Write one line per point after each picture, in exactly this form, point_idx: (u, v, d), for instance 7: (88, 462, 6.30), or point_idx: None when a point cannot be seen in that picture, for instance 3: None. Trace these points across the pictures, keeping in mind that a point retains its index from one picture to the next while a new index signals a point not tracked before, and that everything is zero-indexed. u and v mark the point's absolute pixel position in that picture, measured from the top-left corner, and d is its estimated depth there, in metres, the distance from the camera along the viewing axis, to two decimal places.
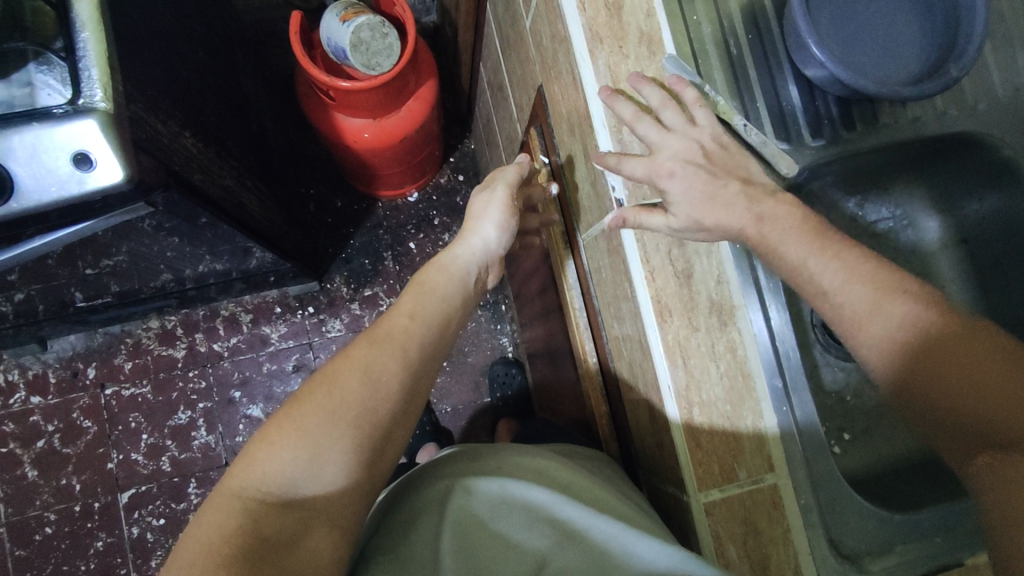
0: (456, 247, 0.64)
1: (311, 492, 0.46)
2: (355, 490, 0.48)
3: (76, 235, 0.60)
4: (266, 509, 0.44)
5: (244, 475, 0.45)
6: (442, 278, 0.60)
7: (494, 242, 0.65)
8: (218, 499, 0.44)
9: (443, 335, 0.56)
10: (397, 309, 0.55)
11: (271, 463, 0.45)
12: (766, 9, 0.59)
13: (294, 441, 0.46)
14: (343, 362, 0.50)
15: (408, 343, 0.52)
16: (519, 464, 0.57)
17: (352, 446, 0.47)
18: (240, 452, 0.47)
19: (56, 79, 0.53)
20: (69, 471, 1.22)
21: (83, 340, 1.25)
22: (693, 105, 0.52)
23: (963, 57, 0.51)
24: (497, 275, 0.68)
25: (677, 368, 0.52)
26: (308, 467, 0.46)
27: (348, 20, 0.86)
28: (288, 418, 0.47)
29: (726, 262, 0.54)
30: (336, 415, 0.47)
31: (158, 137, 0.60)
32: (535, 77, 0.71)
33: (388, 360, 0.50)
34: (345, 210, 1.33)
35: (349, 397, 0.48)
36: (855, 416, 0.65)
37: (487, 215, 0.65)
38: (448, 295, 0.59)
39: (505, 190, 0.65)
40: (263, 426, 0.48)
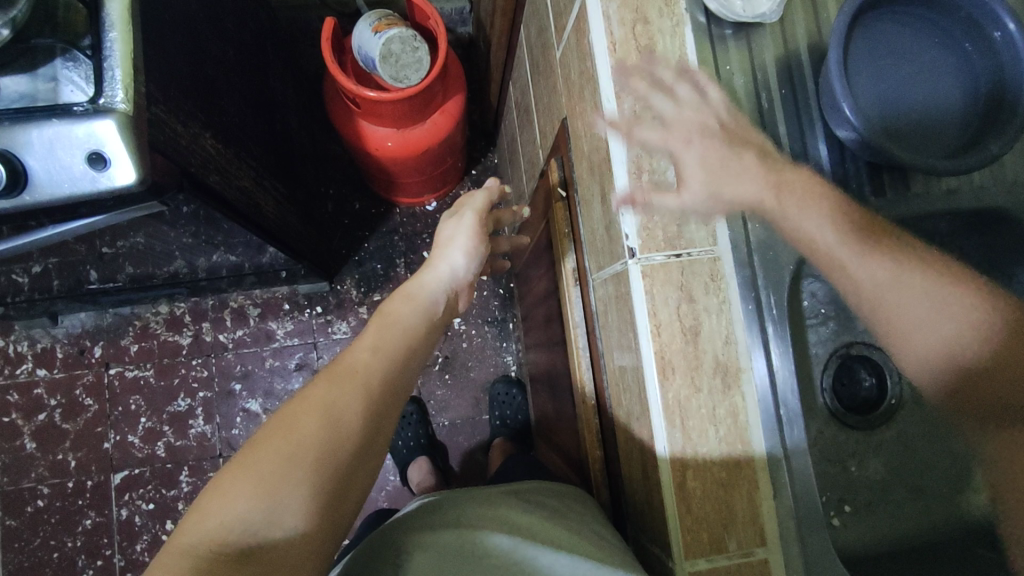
0: (424, 275, 0.64)
1: (269, 543, 0.43)
2: (318, 535, 0.45)
3: (88, 227, 0.60)
4: (219, 567, 0.41)
5: (195, 531, 0.43)
6: (406, 308, 0.59)
7: (462, 268, 0.66)
8: (166, 558, 0.42)
9: (408, 368, 0.54)
10: (358, 347, 0.53)
11: (224, 515, 0.43)
12: (803, 63, 0.57)
13: (249, 488, 0.43)
14: (300, 403, 0.48)
15: (372, 378, 0.51)
16: (482, 514, 0.57)
17: (312, 490, 0.45)
18: (192, 506, 0.44)
19: (81, 75, 0.53)
20: (66, 447, 1.23)
21: (93, 319, 1.26)
22: (704, 89, 0.50)
23: (1005, 133, 0.49)
24: (467, 301, 0.68)
25: (675, 428, 0.51)
26: (264, 515, 0.43)
27: (380, 32, 0.85)
28: (242, 466, 0.45)
29: (737, 323, 0.52)
30: (293, 457, 0.45)
31: (176, 139, 0.60)
32: (561, 108, 0.70)
33: (351, 398, 0.49)
34: (362, 213, 1.33)
35: (308, 437, 0.46)
36: (857, 489, 0.61)
37: (455, 242, 0.66)
38: (413, 328, 0.57)
39: (471, 216, 0.67)
40: (216, 477, 0.46)
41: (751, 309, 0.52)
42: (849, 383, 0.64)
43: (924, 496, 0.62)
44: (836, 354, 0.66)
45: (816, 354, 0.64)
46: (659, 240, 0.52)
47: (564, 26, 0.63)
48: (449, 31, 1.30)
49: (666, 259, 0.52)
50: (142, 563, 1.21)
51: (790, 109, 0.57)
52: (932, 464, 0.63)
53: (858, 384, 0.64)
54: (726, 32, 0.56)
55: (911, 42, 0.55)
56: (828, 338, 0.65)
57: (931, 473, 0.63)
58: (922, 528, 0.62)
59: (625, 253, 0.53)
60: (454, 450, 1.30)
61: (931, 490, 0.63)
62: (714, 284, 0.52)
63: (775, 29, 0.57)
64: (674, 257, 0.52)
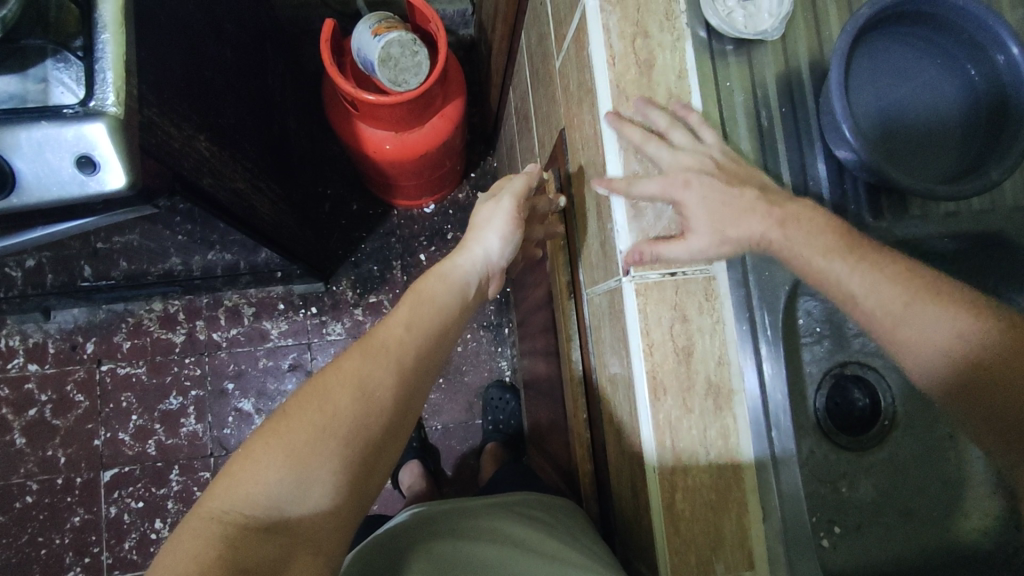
0: (457, 256, 0.61)
1: (297, 516, 0.43)
2: (344, 509, 0.45)
3: (78, 229, 0.59)
4: (248, 536, 0.41)
5: (224, 497, 0.42)
6: (440, 288, 0.57)
7: (496, 253, 0.62)
8: (194, 522, 0.41)
9: (440, 347, 0.53)
10: (391, 320, 0.52)
11: (254, 485, 0.42)
12: (805, 81, 0.56)
13: (280, 460, 0.43)
14: (334, 376, 0.47)
15: (406, 356, 0.50)
16: (474, 525, 0.59)
17: (342, 467, 0.45)
18: (222, 468, 0.44)
19: (71, 77, 0.53)
20: (56, 443, 1.23)
21: (86, 315, 1.25)
22: (698, 132, 0.51)
23: (1005, 160, 0.48)
24: (498, 285, 0.65)
25: (665, 449, 0.50)
26: (294, 489, 0.43)
27: (380, 35, 0.85)
28: (274, 435, 0.44)
29: (730, 344, 0.52)
30: (326, 433, 0.44)
31: (169, 142, 0.60)
32: (559, 119, 0.70)
33: (385, 375, 0.48)
34: (360, 214, 1.32)
35: (341, 413, 0.45)
36: (847, 510, 0.61)
37: (491, 224, 0.62)
38: (446, 305, 0.56)
39: (510, 201, 0.62)
40: (246, 442, 0.45)
41: (745, 330, 0.52)
42: (841, 403, 0.63)
43: (916, 519, 0.62)
44: (829, 374, 0.64)
45: (809, 374, 0.63)
46: (654, 258, 0.51)
47: (564, 36, 0.62)
48: (450, 33, 1.29)
49: (661, 277, 0.51)
50: (131, 561, 1.20)
51: (789, 127, 0.56)
52: (924, 487, 0.63)
53: (850, 403, 0.63)
54: (727, 48, 0.55)
55: (914, 64, 0.55)
56: (821, 357, 0.64)
57: (923, 496, 0.63)
58: (913, 552, 0.61)
59: (619, 271, 0.52)
60: (447, 454, 1.30)
61: (922, 514, 0.62)
62: (708, 304, 0.52)
63: (777, 45, 0.56)
64: (668, 276, 0.51)
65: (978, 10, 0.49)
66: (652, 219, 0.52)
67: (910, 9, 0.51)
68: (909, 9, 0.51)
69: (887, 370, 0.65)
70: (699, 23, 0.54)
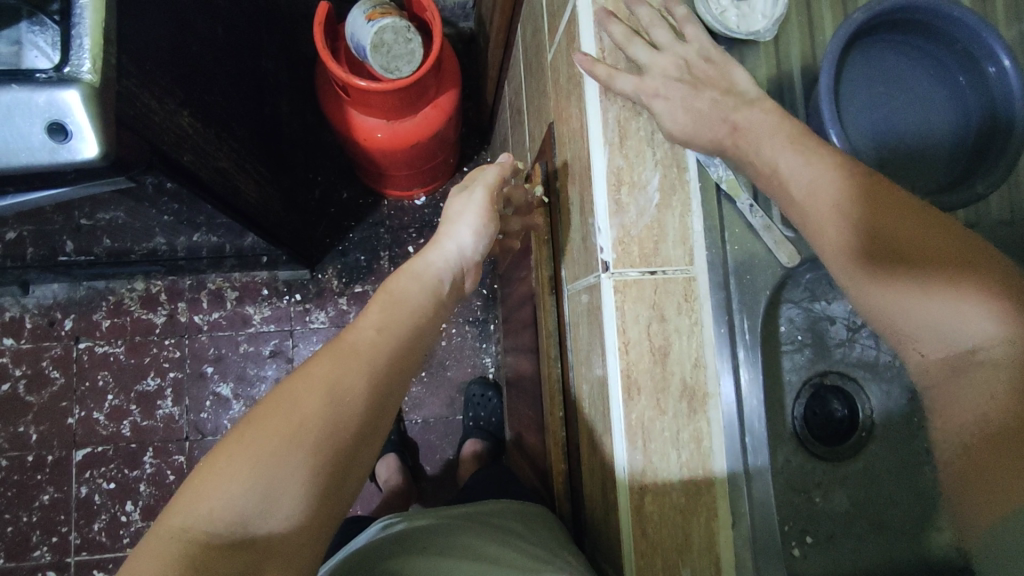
0: (429, 253, 0.59)
1: (266, 527, 0.41)
2: (315, 519, 0.44)
3: (49, 198, 0.58)
4: (214, 549, 0.40)
5: (188, 510, 0.40)
6: (414, 285, 0.56)
7: (469, 247, 0.61)
8: (157, 537, 0.40)
9: (414, 350, 0.52)
10: (362, 325, 0.51)
11: (218, 499, 0.40)
12: (796, 84, 0.56)
13: (246, 471, 0.41)
14: (300, 381, 0.46)
15: (377, 359, 0.49)
16: (451, 542, 0.57)
17: (310, 475, 0.43)
18: (183, 483, 0.42)
19: (47, 41, 0.51)
20: (28, 420, 1.21)
21: (66, 291, 1.23)
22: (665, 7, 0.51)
23: (992, 173, 0.49)
24: (474, 281, 0.63)
25: (636, 450, 0.49)
26: (262, 500, 0.41)
27: (373, 20, 0.83)
28: (239, 444, 0.42)
29: (707, 345, 0.51)
30: (294, 441, 0.43)
31: (148, 115, 0.59)
32: (549, 113, 0.69)
33: (354, 380, 0.47)
34: (349, 202, 1.31)
35: (309, 420, 0.44)
36: (820, 519, 0.60)
37: (463, 218, 0.62)
38: (419, 306, 0.54)
39: (482, 192, 0.63)
40: (211, 453, 0.43)
41: (723, 332, 0.51)
42: (819, 412, 0.63)
43: (887, 533, 0.61)
44: (808, 383, 0.64)
45: (789, 380, 0.63)
46: (634, 256, 0.51)
47: (556, 28, 0.61)
48: (450, 25, 1.29)
49: (640, 275, 0.51)
50: (99, 543, 1.18)
51: None
52: (897, 499, 0.62)
53: (829, 415, 0.63)
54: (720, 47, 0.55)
55: (907, 72, 0.54)
56: (802, 365, 0.64)
57: (895, 507, 0.62)
58: (884, 566, 0.61)
59: (598, 266, 0.51)
60: (426, 450, 1.29)
61: (894, 526, 0.62)
62: (687, 305, 0.51)
63: (769, 47, 0.56)
64: (648, 274, 0.51)
65: (970, 20, 0.49)
66: (635, 216, 0.51)
67: (903, 15, 0.50)
68: (903, 14, 0.50)
69: (867, 380, 0.65)
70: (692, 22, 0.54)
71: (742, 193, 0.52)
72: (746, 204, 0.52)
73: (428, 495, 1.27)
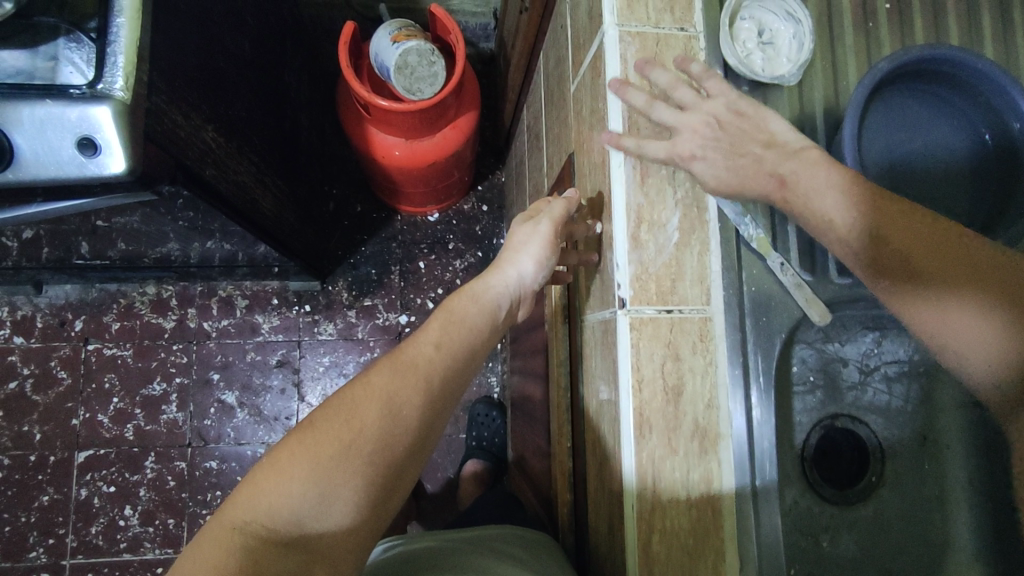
0: (489, 277, 0.57)
1: (317, 532, 0.42)
2: (362, 529, 0.44)
3: (73, 207, 0.58)
4: (269, 548, 0.40)
5: (248, 506, 0.41)
6: (473, 308, 0.54)
7: (530, 277, 0.58)
8: (216, 532, 0.40)
9: (468, 368, 0.52)
10: (422, 337, 0.50)
11: (277, 499, 0.41)
12: (817, 127, 0.56)
13: (305, 474, 0.42)
14: (360, 390, 0.46)
15: (434, 375, 0.48)
16: (460, 562, 0.56)
17: (363, 485, 0.43)
18: (244, 477, 0.43)
19: (82, 58, 0.52)
20: (33, 419, 1.21)
21: (78, 292, 1.24)
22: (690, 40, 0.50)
23: (1015, 226, 0.50)
24: (528, 310, 0.61)
25: (645, 489, 0.49)
26: (317, 504, 0.42)
27: (398, 42, 0.85)
28: (300, 447, 0.43)
29: (720, 387, 0.51)
30: (351, 449, 0.43)
31: (175, 130, 0.59)
32: (569, 143, 0.69)
33: (411, 394, 0.47)
34: (363, 215, 1.32)
35: (367, 430, 0.44)
36: (826, 564, 0.60)
37: (526, 248, 0.58)
38: (477, 328, 0.53)
39: (548, 226, 0.58)
40: (272, 451, 0.44)
41: (737, 373, 0.51)
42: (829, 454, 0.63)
43: None
44: (819, 425, 0.64)
45: (799, 422, 0.62)
46: (651, 293, 0.51)
47: (581, 61, 0.62)
48: (471, 46, 1.31)
49: (656, 313, 0.51)
50: (95, 546, 1.18)
51: None
52: (906, 546, 0.62)
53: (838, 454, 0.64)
54: (743, 88, 0.55)
55: (927, 119, 0.54)
56: (813, 407, 0.63)
57: (904, 555, 0.61)
58: None
59: (615, 302, 0.51)
60: (428, 467, 1.28)
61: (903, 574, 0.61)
62: (702, 344, 0.51)
63: (793, 90, 0.56)
64: (664, 313, 0.51)
65: (995, 74, 0.49)
66: (654, 254, 0.51)
67: (930, 66, 0.50)
68: (928, 65, 0.51)
69: (878, 425, 0.65)
70: (717, 62, 0.54)
71: (772, 251, 0.51)
72: (776, 262, 0.52)
73: (427, 512, 1.26)
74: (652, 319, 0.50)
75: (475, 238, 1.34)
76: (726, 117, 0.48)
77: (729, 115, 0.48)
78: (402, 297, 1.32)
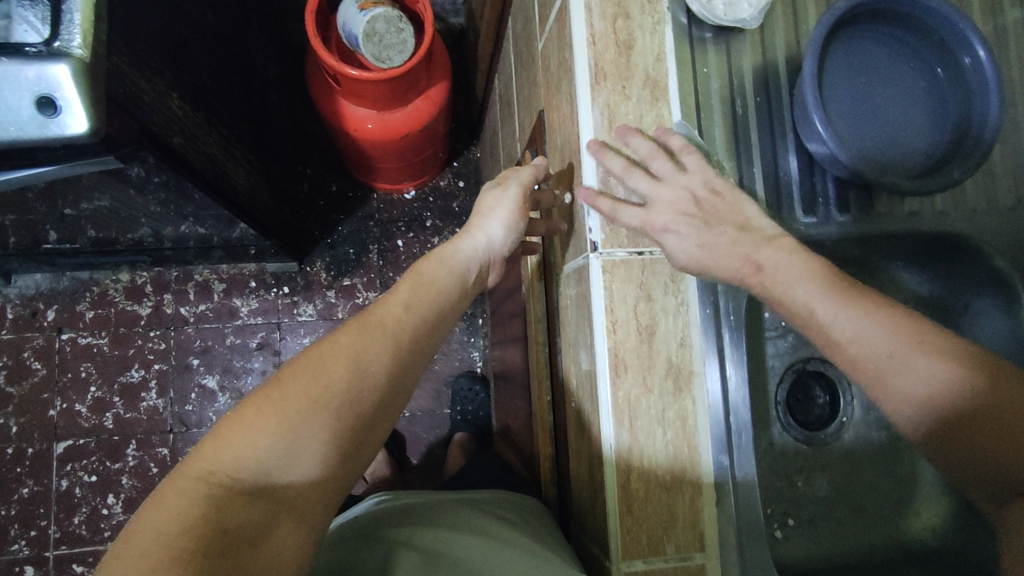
0: (459, 241, 0.59)
1: (285, 483, 0.41)
2: (331, 482, 0.44)
3: (33, 177, 0.56)
4: (235, 497, 0.39)
5: (212, 457, 0.40)
6: (443, 270, 0.56)
7: (499, 241, 0.61)
8: (179, 482, 0.39)
9: (436, 330, 0.53)
10: (390, 298, 0.52)
11: (242, 450, 0.40)
12: (780, 73, 0.57)
13: (273, 426, 0.41)
14: (329, 347, 0.46)
15: (403, 334, 0.49)
16: (454, 517, 0.57)
17: (331, 437, 0.43)
18: (208, 432, 0.42)
19: (37, 16, 0.49)
20: (8, 411, 1.19)
21: (49, 281, 1.22)
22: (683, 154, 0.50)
23: (967, 160, 0.51)
24: (498, 274, 0.64)
25: (623, 428, 0.50)
26: (284, 455, 0.41)
27: (365, 9, 0.84)
28: (266, 400, 0.42)
29: (693, 325, 0.52)
30: (319, 403, 0.43)
31: (138, 93, 0.58)
32: (538, 101, 0.70)
33: (379, 352, 0.47)
34: (339, 195, 1.31)
35: (334, 384, 0.44)
36: (803, 503, 0.61)
37: (495, 212, 0.60)
38: (446, 291, 0.55)
39: (516, 190, 0.61)
40: (238, 406, 0.43)
41: (708, 313, 0.52)
42: (802, 399, 0.65)
43: (867, 516, 0.63)
44: (791, 368, 0.65)
45: (772, 366, 0.64)
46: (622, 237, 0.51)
47: (546, 16, 0.62)
48: (441, 21, 1.30)
49: (628, 255, 0.51)
50: (79, 536, 1.17)
51: (763, 117, 0.57)
52: (873, 484, 0.64)
53: (810, 399, 0.66)
54: (706, 35, 0.56)
55: (888, 61, 0.56)
56: (785, 352, 0.65)
57: (872, 492, 0.63)
58: (864, 546, 0.62)
59: (587, 247, 0.52)
60: (413, 443, 1.29)
61: (873, 510, 0.63)
62: (673, 285, 0.52)
63: (754, 36, 0.57)
64: (635, 255, 0.51)
65: (946, 12, 0.51)
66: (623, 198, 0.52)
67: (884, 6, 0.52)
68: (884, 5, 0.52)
69: None
70: (680, 9, 0.55)
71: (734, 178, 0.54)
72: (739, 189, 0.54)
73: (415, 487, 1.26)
74: (621, 262, 0.51)
75: (452, 214, 1.34)
76: (707, 195, 0.48)
77: (704, 173, 0.49)
78: (381, 277, 1.31)
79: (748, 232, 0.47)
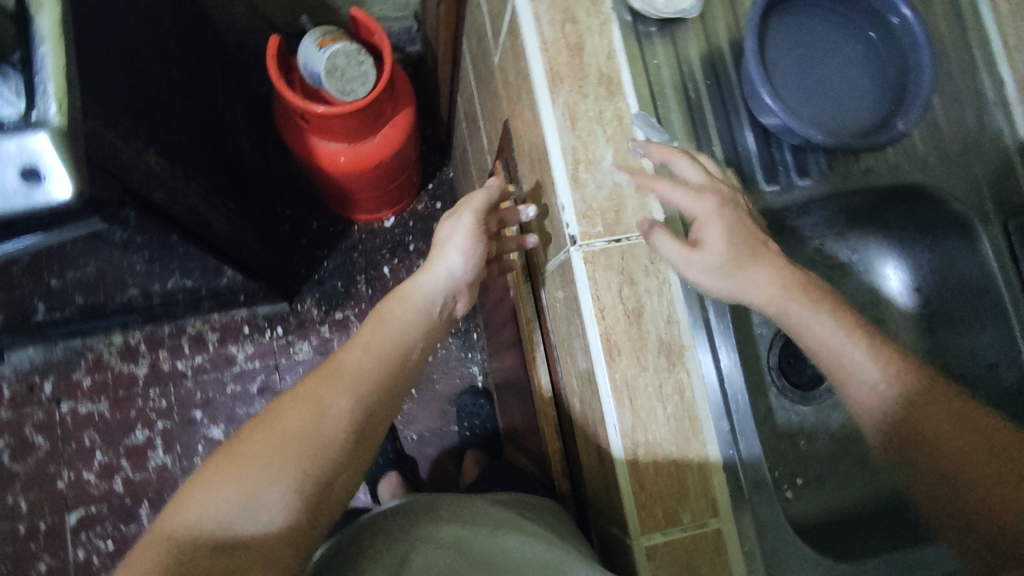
0: (420, 276, 0.61)
1: (249, 534, 0.43)
2: (297, 528, 0.45)
3: (22, 249, 0.57)
4: (198, 552, 0.41)
5: (176, 516, 0.43)
6: (403, 308, 0.58)
7: (460, 270, 0.62)
8: (149, 542, 0.42)
9: (401, 366, 0.54)
10: (353, 343, 0.54)
11: (203, 506, 0.43)
12: (725, 56, 0.60)
13: (233, 480, 0.44)
14: (289, 398, 0.48)
15: (363, 375, 0.51)
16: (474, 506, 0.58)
17: (292, 483, 0.45)
18: (178, 493, 0.45)
19: (10, 90, 0.52)
20: (16, 489, 1.18)
21: (42, 353, 1.22)
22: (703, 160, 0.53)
23: (909, 112, 0.54)
24: (468, 300, 0.66)
25: (624, 408, 0.52)
26: (243, 506, 0.43)
27: (325, 46, 0.87)
28: (228, 458, 0.45)
29: (677, 301, 0.54)
30: (277, 451, 0.45)
31: (115, 153, 0.60)
32: (502, 111, 0.73)
33: (339, 395, 0.49)
34: (320, 231, 1.32)
35: (292, 431, 0.46)
36: (806, 462, 0.64)
37: (451, 242, 0.62)
38: (405, 327, 0.57)
39: (470, 217, 0.62)
40: (207, 465, 0.46)
41: (690, 287, 0.54)
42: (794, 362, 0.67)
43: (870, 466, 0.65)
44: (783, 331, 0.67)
45: (761, 333, 0.66)
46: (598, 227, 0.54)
47: (499, 31, 0.65)
48: (399, 50, 1.33)
49: (607, 244, 0.54)
50: None
51: (715, 98, 0.60)
52: None
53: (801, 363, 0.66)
54: (652, 29, 0.59)
55: (825, 33, 0.60)
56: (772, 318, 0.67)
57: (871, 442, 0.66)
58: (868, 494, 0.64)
59: (567, 242, 0.54)
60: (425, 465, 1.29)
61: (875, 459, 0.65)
62: (654, 265, 0.54)
63: (696, 25, 0.60)
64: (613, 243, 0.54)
65: None
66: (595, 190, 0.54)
67: None
68: None
69: None
70: (623, 8, 0.58)
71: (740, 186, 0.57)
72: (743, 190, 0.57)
73: None
74: (599, 252, 0.53)
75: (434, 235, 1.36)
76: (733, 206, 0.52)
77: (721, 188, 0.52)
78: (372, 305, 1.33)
79: (723, 219, 0.50)
